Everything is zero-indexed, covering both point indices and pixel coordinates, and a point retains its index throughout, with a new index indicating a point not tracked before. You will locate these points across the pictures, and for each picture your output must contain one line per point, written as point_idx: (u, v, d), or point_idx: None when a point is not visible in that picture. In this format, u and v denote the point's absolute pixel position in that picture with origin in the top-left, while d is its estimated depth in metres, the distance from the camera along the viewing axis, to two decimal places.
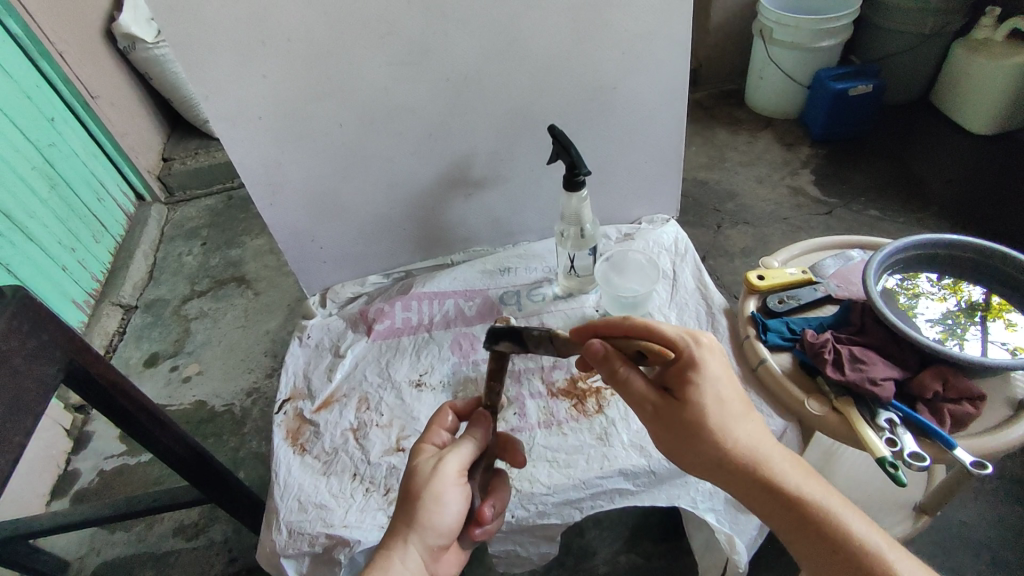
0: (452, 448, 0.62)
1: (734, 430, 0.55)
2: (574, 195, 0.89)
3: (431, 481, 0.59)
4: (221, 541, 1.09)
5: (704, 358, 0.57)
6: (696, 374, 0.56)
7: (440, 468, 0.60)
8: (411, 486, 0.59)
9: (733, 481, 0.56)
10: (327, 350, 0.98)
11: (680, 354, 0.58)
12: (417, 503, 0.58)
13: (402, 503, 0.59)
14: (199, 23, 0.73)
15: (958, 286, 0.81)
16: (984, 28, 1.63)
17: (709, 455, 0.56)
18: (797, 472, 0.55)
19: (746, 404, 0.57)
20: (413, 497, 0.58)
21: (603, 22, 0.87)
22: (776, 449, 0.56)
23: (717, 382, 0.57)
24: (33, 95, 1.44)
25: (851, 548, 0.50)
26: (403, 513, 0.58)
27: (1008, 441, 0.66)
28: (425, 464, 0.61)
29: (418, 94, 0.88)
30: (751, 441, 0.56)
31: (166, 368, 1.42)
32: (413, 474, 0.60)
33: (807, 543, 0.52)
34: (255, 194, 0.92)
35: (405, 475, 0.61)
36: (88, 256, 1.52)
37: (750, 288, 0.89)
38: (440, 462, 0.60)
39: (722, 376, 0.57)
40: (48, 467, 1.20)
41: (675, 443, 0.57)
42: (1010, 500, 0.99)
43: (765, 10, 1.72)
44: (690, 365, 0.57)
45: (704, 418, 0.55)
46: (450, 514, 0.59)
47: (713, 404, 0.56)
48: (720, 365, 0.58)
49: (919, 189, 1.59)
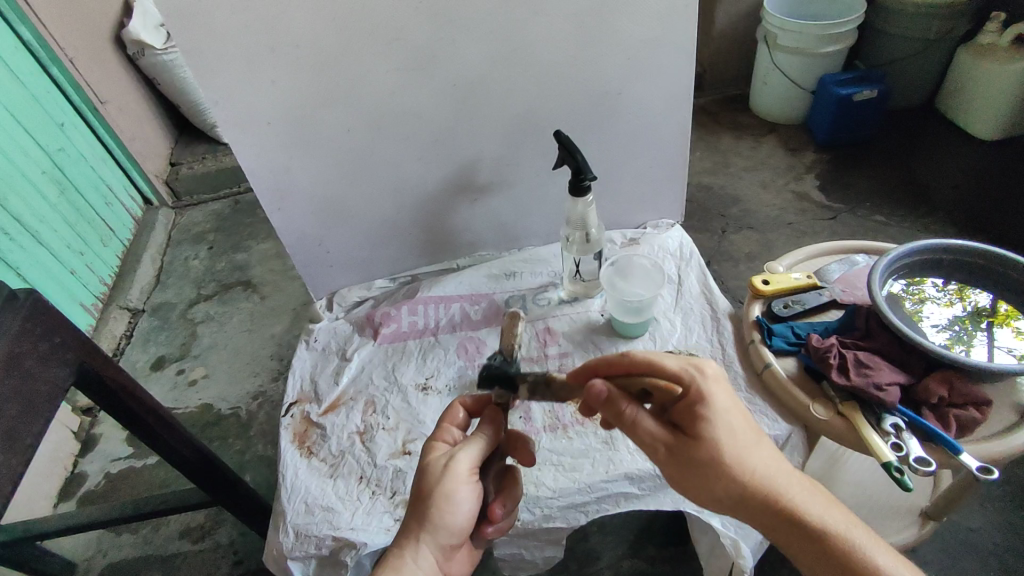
0: (463, 447, 0.62)
1: (750, 463, 0.55)
2: (580, 201, 0.89)
3: (443, 481, 0.59)
4: (226, 545, 1.10)
5: (713, 394, 0.57)
6: (706, 413, 0.56)
7: (451, 467, 0.60)
8: (422, 486, 0.60)
9: (752, 513, 0.56)
10: (333, 353, 0.98)
11: (689, 390, 0.57)
12: (429, 502, 0.58)
13: (413, 503, 0.60)
14: (210, 30, 0.74)
15: (964, 291, 0.81)
16: (988, 33, 1.64)
17: (727, 491, 0.55)
18: (813, 500, 0.55)
19: (759, 435, 0.57)
20: (424, 498, 0.59)
21: (608, 29, 0.87)
22: (792, 479, 0.56)
23: (730, 415, 0.56)
24: (43, 101, 1.45)
25: (872, 574, 0.51)
26: (413, 513, 0.59)
27: (1014, 446, 0.66)
28: (437, 463, 0.61)
29: (424, 99, 0.88)
30: (767, 475, 0.55)
31: (173, 372, 1.43)
32: (424, 473, 0.60)
33: (833, 572, 0.53)
34: (263, 199, 0.93)
35: (416, 474, 0.62)
36: (96, 261, 1.53)
37: (755, 292, 0.89)
38: (453, 461, 0.60)
39: (731, 410, 0.57)
40: (55, 470, 1.21)
41: (690, 480, 0.57)
42: (1017, 506, 0.99)
43: (769, 16, 1.73)
44: (699, 400, 0.56)
45: (720, 454, 0.55)
46: (462, 513, 0.59)
47: (727, 438, 0.55)
48: (727, 399, 0.57)
49: (924, 194, 1.59)
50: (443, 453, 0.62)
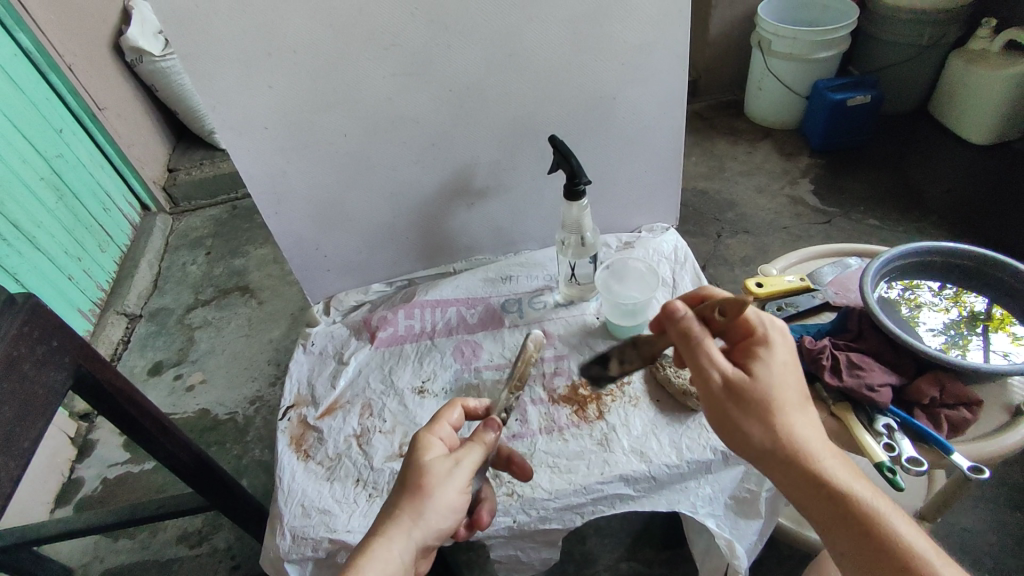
0: (467, 453, 0.62)
1: (792, 414, 0.54)
2: (574, 205, 0.90)
3: (443, 481, 0.60)
4: (224, 549, 1.10)
5: (774, 341, 0.57)
6: (762, 362, 0.56)
7: (454, 474, 0.60)
8: (419, 482, 0.59)
9: (780, 469, 0.55)
10: (330, 357, 0.99)
11: (753, 335, 0.58)
12: (427, 498, 0.58)
13: (407, 496, 0.59)
14: (208, 36, 0.75)
15: (960, 296, 0.81)
16: (980, 39, 1.66)
17: (763, 434, 0.54)
18: (845, 469, 0.54)
19: (804, 389, 0.56)
20: (422, 494, 0.58)
21: (602, 34, 0.88)
22: (829, 445, 0.55)
23: (784, 366, 0.56)
24: (42, 107, 1.46)
25: (889, 543, 0.50)
26: (406, 504, 0.58)
27: (1005, 447, 0.67)
28: (441, 463, 0.61)
29: (421, 104, 0.89)
30: (806, 434, 0.54)
31: (170, 377, 1.43)
32: (423, 468, 0.60)
33: (853, 537, 0.52)
34: (260, 203, 0.94)
35: (411, 467, 0.61)
36: (93, 266, 1.54)
37: (749, 295, 0.89)
38: (457, 465, 0.61)
39: (789, 363, 0.57)
40: (52, 476, 1.21)
41: (731, 421, 0.55)
42: (1012, 507, 1.00)
43: (762, 22, 1.75)
44: (762, 343, 0.57)
45: (767, 398, 0.54)
46: (449, 520, 0.59)
47: (778, 381, 0.55)
48: (786, 351, 0.57)
49: (918, 198, 1.60)
50: (443, 451, 0.63)
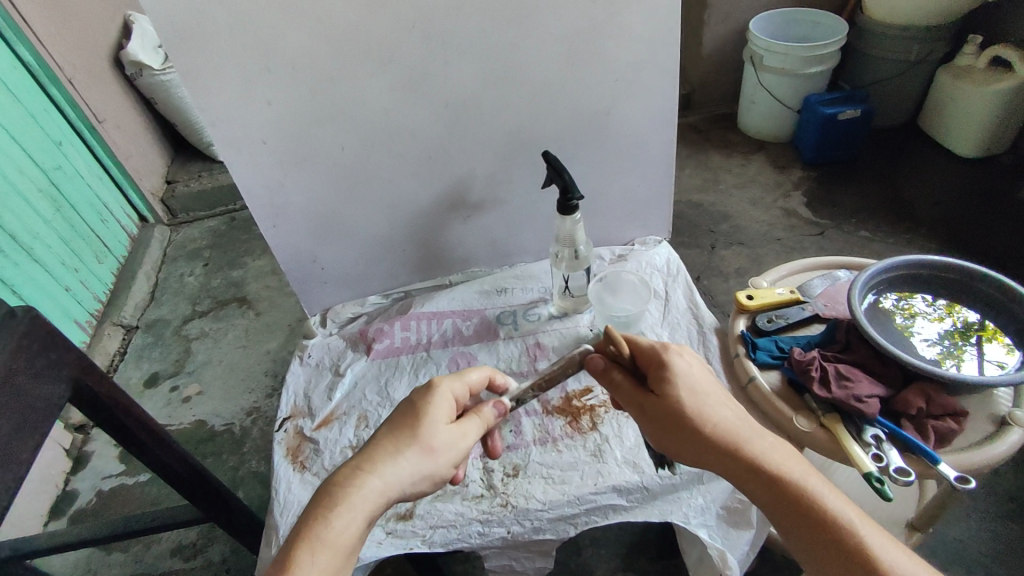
0: (471, 422, 0.65)
1: (712, 415, 0.60)
2: (568, 218, 0.92)
3: (445, 439, 0.61)
4: (219, 562, 1.10)
5: (677, 363, 0.63)
6: (668, 373, 0.62)
7: (456, 440, 0.62)
8: (427, 442, 0.60)
9: (720, 466, 0.59)
10: (326, 369, 0.99)
11: (653, 357, 0.64)
12: (431, 457, 0.60)
13: (411, 448, 0.59)
14: (208, 53, 0.77)
15: (954, 307, 0.82)
16: (966, 55, 1.69)
17: (689, 444, 0.60)
18: (782, 453, 0.57)
19: (721, 397, 0.62)
20: (429, 453, 0.60)
21: (593, 52, 0.90)
22: (759, 434, 0.59)
23: (691, 380, 0.62)
24: (41, 119, 1.47)
25: (821, 516, 0.53)
26: (411, 456, 0.59)
27: (993, 457, 0.68)
28: (444, 428, 0.62)
29: (416, 119, 0.91)
30: (731, 429, 0.59)
31: (167, 389, 1.43)
32: (429, 430, 0.61)
33: (789, 516, 0.54)
34: (258, 216, 0.95)
35: (411, 426, 0.61)
36: (91, 278, 1.55)
37: (740, 307, 0.91)
38: (460, 428, 0.63)
39: (695, 373, 0.63)
40: (46, 488, 1.21)
41: (668, 435, 0.62)
42: (1004, 517, 1.00)
43: (754, 38, 1.78)
44: (664, 364, 0.63)
45: (682, 407, 0.60)
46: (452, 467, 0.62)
47: (688, 396, 0.61)
48: (692, 367, 0.63)
49: (908, 210, 1.62)
50: (448, 415, 0.64)
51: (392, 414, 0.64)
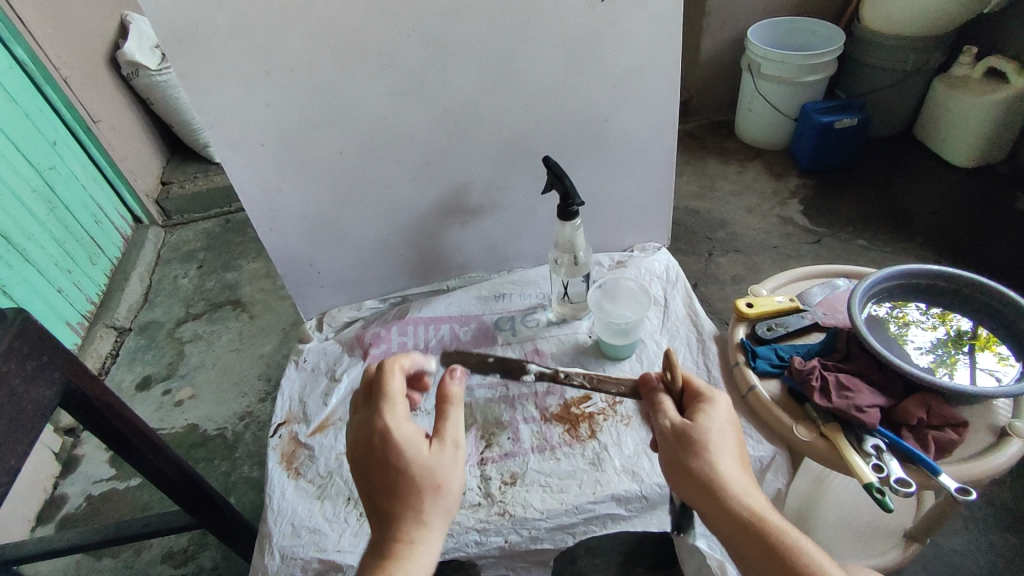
0: (449, 430, 0.58)
1: (727, 463, 0.58)
2: (567, 224, 0.91)
3: (457, 475, 0.56)
4: (209, 569, 1.08)
5: (716, 406, 0.61)
6: (701, 417, 0.60)
7: (452, 458, 0.57)
8: (434, 481, 0.55)
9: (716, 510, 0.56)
10: (322, 373, 0.98)
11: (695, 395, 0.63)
12: (447, 493, 0.55)
13: (428, 498, 0.54)
14: (207, 55, 0.76)
15: (947, 316, 0.83)
16: (962, 65, 1.70)
17: (698, 483, 0.57)
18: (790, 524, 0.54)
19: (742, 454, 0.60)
20: (441, 492, 0.55)
21: (595, 58, 0.90)
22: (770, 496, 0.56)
23: (721, 428, 0.60)
24: (35, 119, 1.46)
25: None
26: (429, 506, 0.54)
27: (993, 468, 0.68)
28: (445, 452, 0.56)
29: (416, 124, 0.90)
30: (738, 482, 0.57)
31: (159, 392, 1.41)
32: (435, 467, 0.55)
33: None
34: (254, 220, 0.94)
35: (414, 465, 0.55)
36: (83, 279, 1.53)
37: (739, 315, 0.91)
38: (456, 446, 0.57)
39: (728, 424, 0.61)
40: (34, 492, 1.19)
41: (677, 473, 0.59)
42: (1000, 528, 1.00)
43: (752, 46, 1.78)
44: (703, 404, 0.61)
45: (700, 451, 0.58)
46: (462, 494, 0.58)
47: (714, 440, 0.59)
48: (728, 416, 0.61)
49: (905, 219, 1.63)
50: (426, 441, 0.57)
51: (371, 462, 0.56)
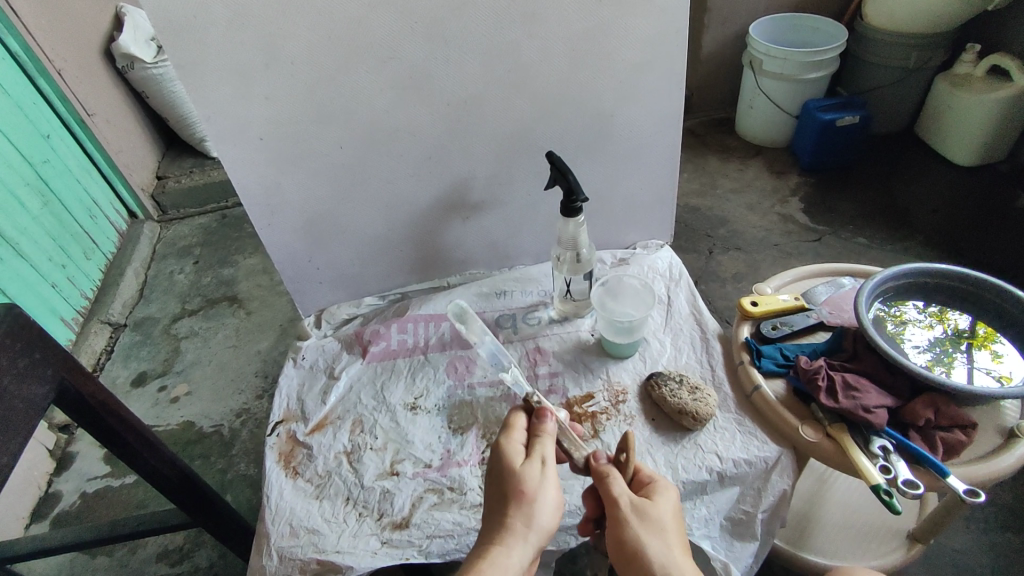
0: (542, 449, 0.62)
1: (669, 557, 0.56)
2: (571, 221, 0.90)
3: (546, 490, 0.60)
4: (205, 567, 1.07)
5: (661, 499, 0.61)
6: (647, 504, 0.60)
7: (544, 475, 0.60)
8: (520, 489, 0.59)
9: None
10: (321, 371, 0.97)
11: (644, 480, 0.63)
12: (532, 504, 0.59)
13: (513, 503, 0.59)
14: (204, 46, 0.74)
15: (944, 314, 0.82)
16: (965, 63, 1.69)
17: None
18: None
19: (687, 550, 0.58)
20: (526, 500, 0.59)
21: (600, 52, 0.89)
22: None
23: (668, 520, 0.59)
24: (28, 111, 1.44)
25: None
26: (512, 511, 0.58)
27: (1001, 470, 0.67)
28: (535, 468, 0.60)
29: (418, 118, 0.89)
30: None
31: (154, 388, 1.40)
32: (524, 477, 0.59)
33: None
34: (252, 215, 0.93)
35: (506, 472, 0.61)
36: (78, 274, 1.51)
37: (744, 314, 0.90)
38: (546, 465, 0.61)
39: (671, 513, 0.60)
40: (28, 489, 1.18)
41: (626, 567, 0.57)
42: (1002, 528, 1.00)
43: (754, 42, 1.77)
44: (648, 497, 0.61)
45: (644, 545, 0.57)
46: (555, 516, 0.60)
47: (657, 533, 0.58)
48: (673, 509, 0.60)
49: (906, 218, 1.62)
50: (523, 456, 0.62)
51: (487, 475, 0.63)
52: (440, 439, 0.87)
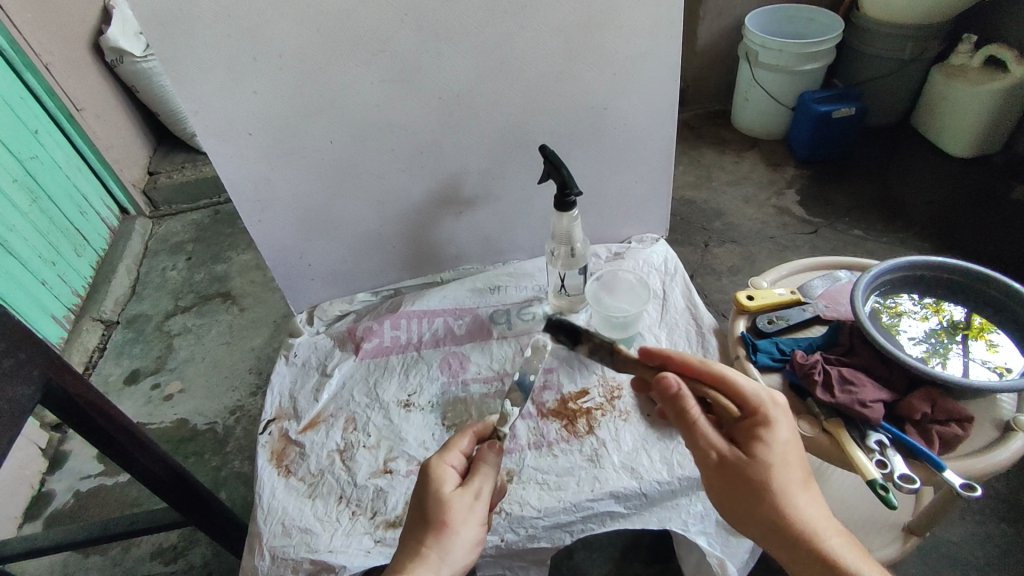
0: (480, 477, 0.59)
1: (792, 492, 0.55)
2: (565, 215, 0.89)
3: (469, 524, 0.56)
4: (199, 565, 1.06)
5: (777, 423, 0.58)
6: (766, 435, 0.57)
7: (473, 506, 0.57)
8: (442, 518, 0.55)
9: (780, 545, 0.55)
10: (313, 368, 0.96)
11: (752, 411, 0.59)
12: (451, 536, 0.55)
13: (431, 533, 0.55)
14: (190, 40, 0.73)
15: (940, 305, 0.82)
16: (961, 54, 1.69)
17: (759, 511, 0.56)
18: (846, 550, 0.55)
19: (807, 473, 0.58)
20: (445, 531, 0.55)
21: (593, 44, 0.87)
22: (830, 524, 0.56)
23: (785, 449, 0.57)
24: (16, 106, 1.41)
25: None
26: (429, 541, 0.54)
27: (997, 463, 0.66)
28: (465, 498, 0.57)
29: (409, 112, 0.88)
30: (807, 509, 0.55)
31: (147, 386, 1.38)
32: (451, 505, 0.56)
33: None
34: (242, 211, 0.92)
35: (433, 498, 0.57)
36: (69, 271, 1.50)
37: (740, 308, 0.89)
38: (478, 498, 0.58)
39: (790, 442, 0.58)
40: (20, 488, 1.17)
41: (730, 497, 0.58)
42: (997, 520, 1.00)
43: (750, 34, 1.76)
44: (762, 422, 0.58)
45: (766, 478, 0.55)
46: (472, 554, 0.56)
47: (778, 464, 0.56)
48: (790, 434, 0.58)
49: (901, 209, 1.62)
50: (456, 483, 0.58)
51: (411, 504, 0.59)
52: (433, 436, 0.87)
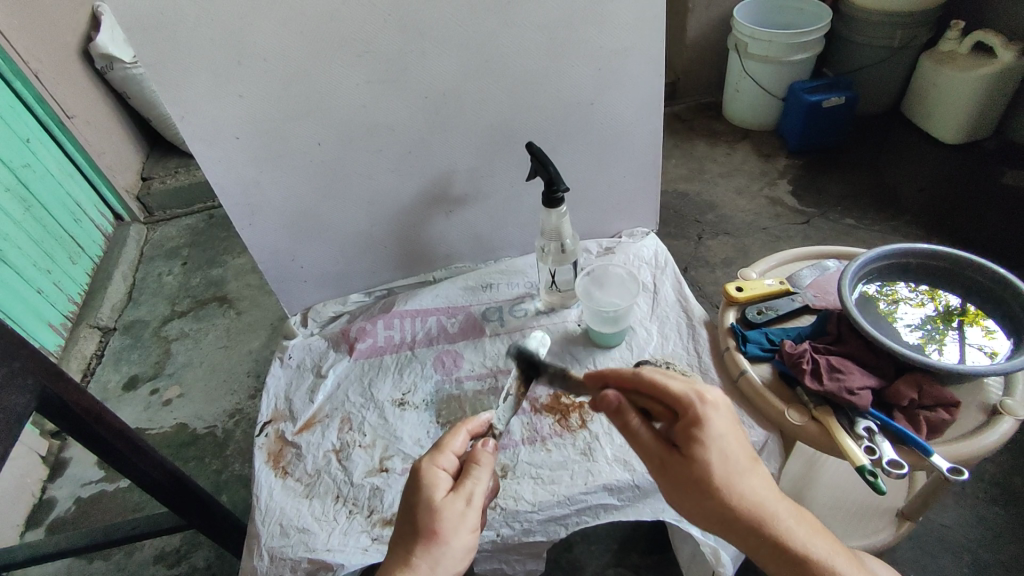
0: (471, 482, 0.59)
1: (740, 484, 0.55)
2: (552, 212, 0.89)
3: (460, 531, 0.56)
4: (203, 568, 1.07)
5: (710, 418, 0.57)
6: (701, 431, 0.56)
7: (464, 515, 0.57)
8: (432, 527, 0.56)
9: (737, 533, 0.56)
10: (308, 370, 0.97)
11: (686, 411, 0.58)
12: (442, 546, 0.55)
13: (421, 543, 0.55)
14: (175, 47, 0.73)
15: (936, 293, 0.82)
16: (949, 41, 1.69)
17: (710, 508, 0.56)
18: (800, 527, 0.56)
19: (751, 459, 0.57)
20: (436, 541, 0.55)
21: (578, 40, 0.88)
22: (783, 507, 0.57)
23: (724, 441, 0.56)
24: (7, 117, 1.41)
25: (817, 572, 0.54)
26: (419, 551, 0.54)
27: (984, 447, 0.67)
28: (456, 506, 0.57)
29: (395, 113, 0.88)
30: (757, 496, 0.56)
31: (146, 391, 1.39)
32: (443, 514, 0.56)
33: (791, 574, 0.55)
34: (232, 215, 0.92)
35: (424, 505, 0.57)
36: (64, 279, 1.50)
37: (729, 299, 0.90)
38: (470, 504, 0.58)
39: (727, 434, 0.57)
40: (22, 497, 1.18)
41: (679, 494, 0.58)
42: (991, 503, 1.01)
43: (738, 25, 1.76)
44: (695, 423, 0.57)
45: (710, 475, 0.55)
46: (462, 563, 0.56)
47: (719, 461, 0.56)
48: (726, 424, 0.57)
49: (893, 197, 1.62)
50: (448, 487, 0.59)
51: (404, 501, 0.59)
52: (429, 434, 0.88)
